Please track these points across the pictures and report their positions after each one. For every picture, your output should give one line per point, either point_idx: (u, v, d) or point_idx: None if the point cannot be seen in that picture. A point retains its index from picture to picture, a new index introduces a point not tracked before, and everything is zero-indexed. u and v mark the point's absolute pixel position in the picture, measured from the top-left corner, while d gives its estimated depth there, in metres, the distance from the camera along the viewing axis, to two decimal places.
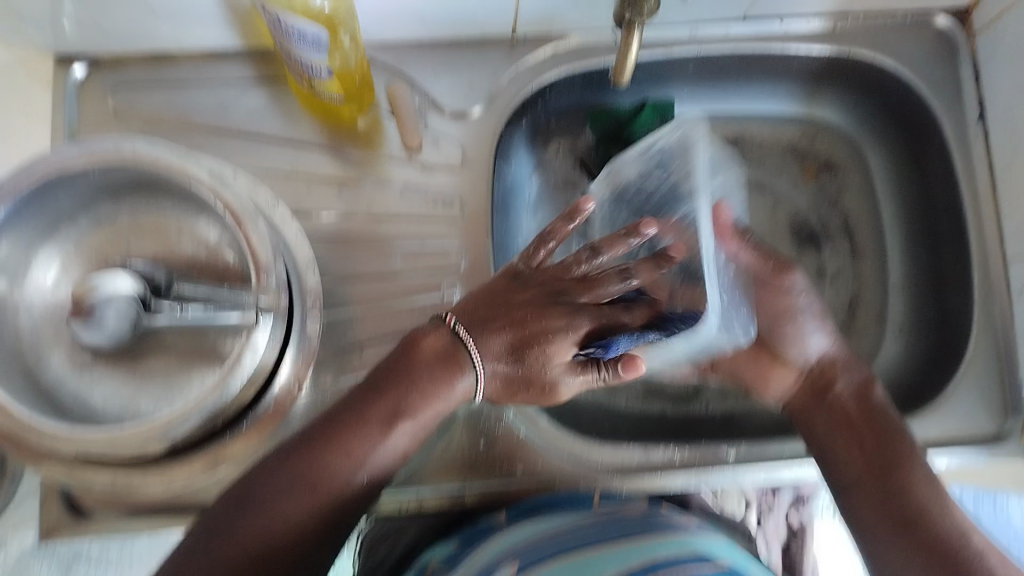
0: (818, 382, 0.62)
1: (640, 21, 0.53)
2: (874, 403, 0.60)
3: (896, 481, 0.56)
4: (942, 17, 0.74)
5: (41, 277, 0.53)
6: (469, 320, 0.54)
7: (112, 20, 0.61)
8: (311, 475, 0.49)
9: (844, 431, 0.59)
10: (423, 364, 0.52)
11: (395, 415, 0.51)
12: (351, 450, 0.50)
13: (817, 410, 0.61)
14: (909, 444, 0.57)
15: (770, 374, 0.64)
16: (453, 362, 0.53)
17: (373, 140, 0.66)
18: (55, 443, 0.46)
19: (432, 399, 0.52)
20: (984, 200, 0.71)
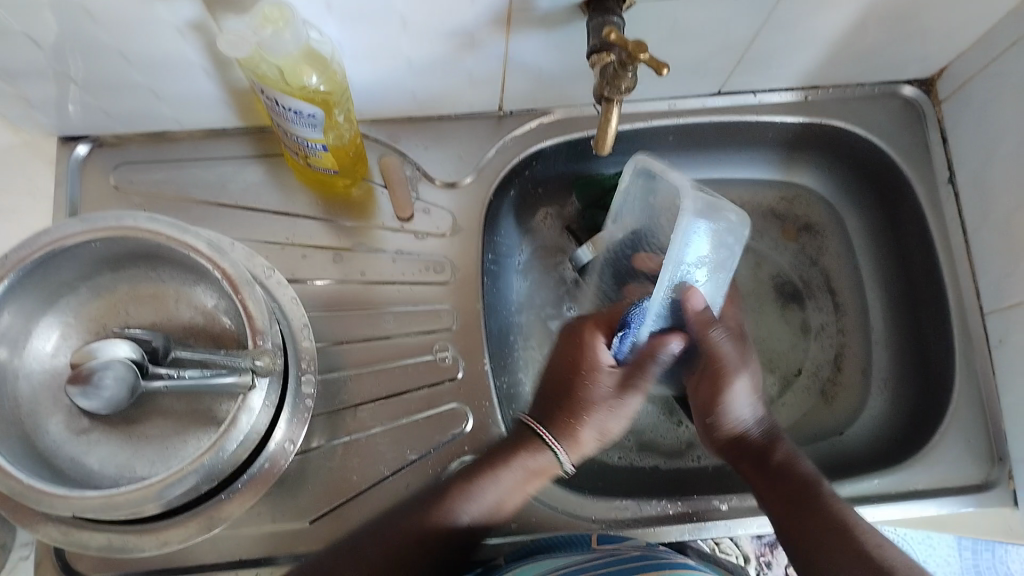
0: (733, 449, 0.64)
1: (619, 96, 0.55)
2: (776, 455, 0.62)
3: (819, 515, 0.57)
4: (908, 88, 0.78)
5: (40, 345, 0.54)
6: (540, 417, 0.61)
7: (115, 106, 0.64)
8: (455, 495, 0.56)
9: (769, 486, 0.60)
10: (514, 445, 0.60)
11: (488, 468, 0.58)
12: (470, 489, 0.57)
13: (748, 471, 0.62)
14: (814, 481, 0.59)
15: (702, 424, 0.66)
16: (533, 445, 0.59)
17: (366, 210, 0.69)
18: (54, 506, 0.46)
19: (518, 473, 0.58)
20: (959, 258, 0.73)
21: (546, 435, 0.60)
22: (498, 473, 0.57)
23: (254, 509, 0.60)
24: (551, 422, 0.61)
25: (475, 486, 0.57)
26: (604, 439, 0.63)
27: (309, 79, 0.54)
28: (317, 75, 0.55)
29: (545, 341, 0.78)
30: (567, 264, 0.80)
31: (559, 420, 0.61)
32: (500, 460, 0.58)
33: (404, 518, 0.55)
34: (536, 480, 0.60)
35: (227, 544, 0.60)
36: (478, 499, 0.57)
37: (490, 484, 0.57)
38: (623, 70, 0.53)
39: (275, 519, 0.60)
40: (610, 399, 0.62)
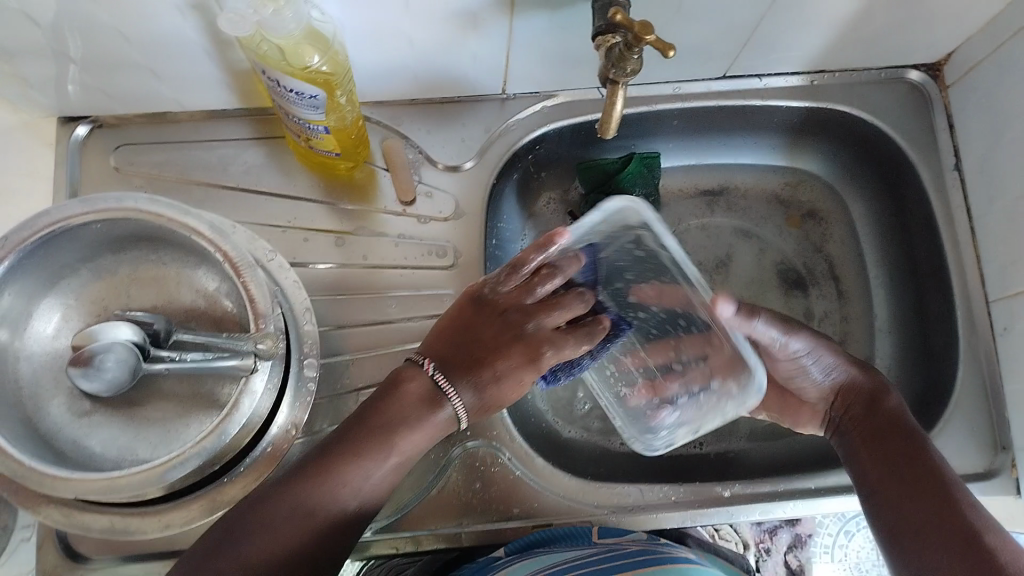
0: (836, 410, 0.62)
1: (626, 79, 0.54)
2: (888, 414, 0.59)
3: (916, 488, 0.54)
4: (915, 72, 0.77)
5: (41, 327, 0.54)
6: (436, 358, 0.55)
7: (114, 87, 0.63)
8: (328, 475, 0.49)
9: (864, 445, 0.58)
10: (400, 395, 0.53)
11: (383, 435, 0.51)
12: (353, 464, 0.50)
13: (857, 425, 0.60)
14: (929, 451, 0.55)
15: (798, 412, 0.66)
16: (432, 397, 0.54)
17: (368, 193, 0.68)
18: (55, 487, 0.47)
19: (415, 436, 0.53)
20: (965, 245, 0.73)
21: (444, 385, 0.54)
22: (390, 442, 0.51)
23: None
24: (450, 373, 0.54)
25: (363, 458, 0.50)
26: (489, 408, 0.56)
27: (311, 59, 0.54)
28: (319, 56, 0.54)
29: None
30: None
31: (460, 370, 0.54)
32: (388, 422, 0.52)
33: (279, 495, 0.48)
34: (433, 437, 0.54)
35: None
36: (361, 477, 0.50)
37: (380, 453, 0.51)
38: (629, 51, 0.52)
39: None
40: (518, 370, 0.55)
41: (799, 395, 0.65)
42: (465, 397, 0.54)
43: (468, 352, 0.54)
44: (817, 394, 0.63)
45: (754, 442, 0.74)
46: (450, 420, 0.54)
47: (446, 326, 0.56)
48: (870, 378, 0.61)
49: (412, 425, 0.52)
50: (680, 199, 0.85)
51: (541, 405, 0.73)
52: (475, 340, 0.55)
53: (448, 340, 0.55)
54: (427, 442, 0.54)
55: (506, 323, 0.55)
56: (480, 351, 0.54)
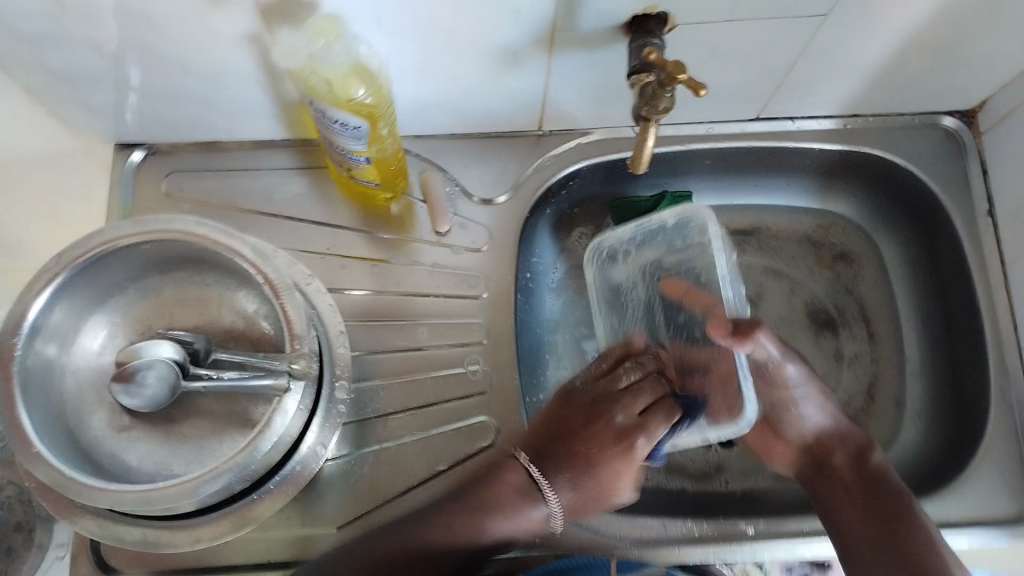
0: (815, 457, 0.67)
1: (657, 116, 0.55)
2: (870, 468, 0.64)
3: (896, 540, 0.59)
4: (949, 118, 0.78)
5: (89, 341, 0.56)
6: (534, 453, 0.61)
7: (170, 116, 0.66)
8: (428, 532, 0.57)
9: (848, 497, 0.63)
10: (496, 479, 0.60)
11: (480, 507, 0.58)
12: (451, 530, 0.58)
13: (818, 479, 0.66)
14: (908, 504, 0.61)
15: (772, 444, 0.70)
16: (527, 498, 0.60)
17: (406, 223, 0.70)
18: (93, 498, 0.48)
19: (506, 526, 0.59)
20: (998, 290, 0.73)
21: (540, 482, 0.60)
22: (482, 518, 0.58)
23: (283, 512, 0.61)
24: (546, 462, 0.61)
25: (471, 523, 0.58)
26: (600, 502, 0.62)
27: (356, 92, 0.55)
28: (363, 88, 0.55)
29: (577, 361, 0.78)
30: None
31: (558, 455, 0.61)
32: (486, 509, 0.58)
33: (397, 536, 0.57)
34: (516, 528, 0.60)
35: (257, 546, 0.61)
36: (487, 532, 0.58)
37: (476, 522, 0.58)
38: (662, 90, 0.53)
39: (304, 523, 0.61)
40: (619, 468, 0.61)
41: (777, 431, 0.70)
42: (563, 500, 0.61)
43: (565, 452, 0.61)
44: (799, 433, 0.68)
45: (780, 481, 0.73)
46: (544, 518, 0.61)
47: (548, 416, 0.64)
48: (859, 433, 0.67)
49: (525, 508, 0.60)
50: None
51: None
52: (565, 433, 0.62)
53: (546, 429, 0.63)
54: (521, 532, 0.61)
55: (595, 410, 0.63)
56: (580, 446, 0.62)
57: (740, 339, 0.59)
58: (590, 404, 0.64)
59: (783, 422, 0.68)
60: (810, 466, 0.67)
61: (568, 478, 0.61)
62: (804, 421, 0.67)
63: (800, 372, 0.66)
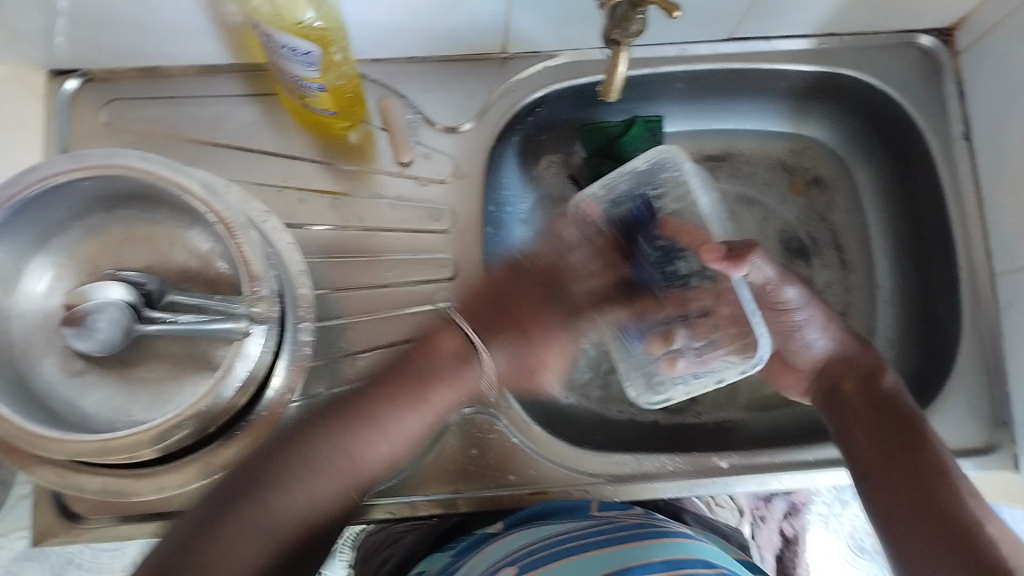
0: (828, 381, 0.65)
1: (627, 39, 0.53)
2: (884, 391, 0.62)
3: (913, 470, 0.57)
4: (927, 37, 0.75)
5: (33, 285, 0.53)
6: (476, 321, 0.60)
7: (105, 38, 0.62)
8: (283, 496, 0.52)
9: (862, 421, 0.61)
10: (429, 358, 0.58)
11: (387, 399, 0.56)
12: (364, 443, 0.54)
13: (832, 407, 0.63)
14: (925, 433, 0.59)
15: (784, 373, 0.68)
16: (463, 358, 0.59)
17: (366, 154, 0.67)
18: (49, 448, 0.46)
19: (443, 394, 0.58)
20: (971, 216, 0.72)
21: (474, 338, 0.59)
22: (393, 405, 0.56)
23: None
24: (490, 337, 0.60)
25: (372, 441, 0.54)
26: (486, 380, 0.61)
27: (305, 15, 0.52)
28: (312, 10, 0.52)
29: None
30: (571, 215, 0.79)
31: (491, 326, 0.59)
32: (398, 394, 0.56)
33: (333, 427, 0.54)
34: (459, 389, 0.59)
35: None
36: (376, 452, 0.55)
37: (393, 419, 0.56)
38: (632, 11, 0.51)
39: None
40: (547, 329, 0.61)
41: (789, 360, 0.67)
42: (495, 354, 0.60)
43: (499, 307, 0.60)
44: (810, 361, 0.66)
45: (753, 411, 0.74)
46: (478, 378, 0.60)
47: (487, 281, 0.61)
48: (871, 356, 0.64)
49: (455, 362, 0.59)
50: None
51: None
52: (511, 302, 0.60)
53: (481, 301, 0.60)
54: (458, 397, 0.59)
55: (521, 275, 0.61)
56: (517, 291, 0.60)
57: (736, 263, 0.60)
58: (515, 279, 0.61)
59: (791, 352, 0.67)
60: (819, 395, 0.65)
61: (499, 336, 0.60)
62: (812, 349, 0.66)
63: (798, 295, 0.65)
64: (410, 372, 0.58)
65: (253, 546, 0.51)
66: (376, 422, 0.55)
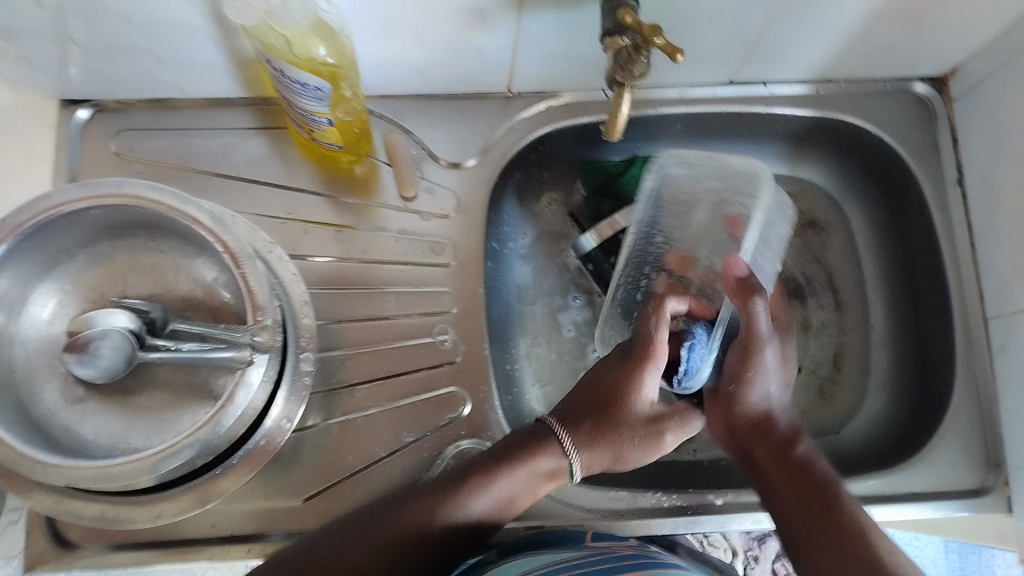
0: (745, 441, 0.63)
1: (631, 81, 0.54)
2: (797, 460, 0.60)
3: (831, 531, 0.54)
4: (921, 85, 0.77)
5: (37, 311, 0.53)
6: (567, 420, 0.57)
7: (119, 70, 0.63)
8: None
9: (780, 485, 0.59)
10: (526, 458, 0.55)
11: (457, 478, 0.54)
12: (440, 509, 0.53)
13: (756, 472, 0.61)
14: (839, 493, 0.57)
15: (710, 419, 0.65)
16: (548, 445, 0.56)
17: (369, 188, 0.68)
18: (46, 474, 0.46)
19: (520, 471, 0.55)
20: (965, 260, 0.73)
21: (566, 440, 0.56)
22: (487, 477, 0.54)
23: (246, 485, 0.60)
24: (577, 427, 0.57)
25: (444, 509, 0.53)
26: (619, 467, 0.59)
27: (317, 51, 0.54)
28: (324, 47, 0.54)
29: (552, 333, 0.77)
30: (571, 251, 0.79)
31: (585, 429, 0.57)
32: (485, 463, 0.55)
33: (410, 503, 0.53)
34: (545, 481, 0.57)
35: (220, 517, 0.59)
36: (468, 511, 0.54)
37: (480, 490, 0.54)
38: (637, 53, 0.52)
39: (267, 496, 0.60)
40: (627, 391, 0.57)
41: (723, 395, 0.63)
42: (589, 453, 0.57)
43: (593, 414, 0.57)
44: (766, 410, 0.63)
45: None
46: (555, 469, 0.56)
47: (576, 390, 0.59)
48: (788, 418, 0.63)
49: (545, 455, 0.56)
50: None
51: (535, 404, 0.73)
52: (603, 399, 0.57)
53: (582, 399, 0.58)
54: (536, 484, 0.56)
55: (617, 380, 0.57)
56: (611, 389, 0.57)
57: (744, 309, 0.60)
58: (598, 388, 0.58)
59: (727, 398, 0.63)
60: (738, 451, 0.63)
61: (595, 435, 0.57)
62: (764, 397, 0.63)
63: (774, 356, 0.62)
64: (506, 450, 0.56)
65: None
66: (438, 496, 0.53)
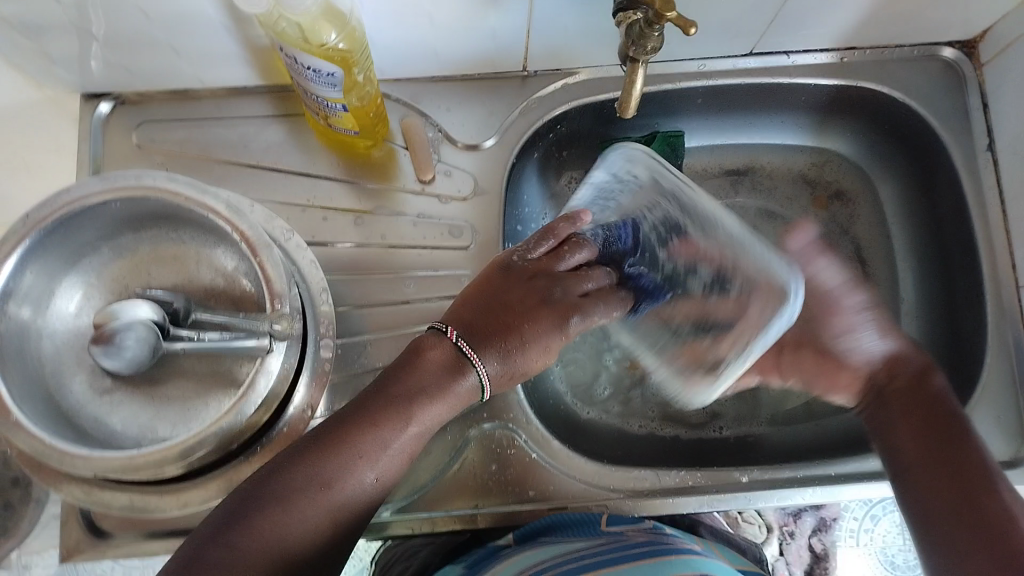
0: (879, 377, 0.62)
1: (645, 56, 0.54)
2: (934, 392, 0.60)
3: (943, 449, 0.55)
4: (949, 49, 0.75)
5: (64, 304, 0.54)
6: (466, 329, 0.52)
7: (136, 63, 0.63)
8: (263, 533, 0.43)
9: (906, 419, 0.59)
10: (432, 381, 0.50)
11: (383, 411, 0.48)
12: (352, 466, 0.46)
13: (885, 403, 0.61)
14: (965, 422, 0.57)
15: (836, 374, 0.64)
16: (456, 368, 0.51)
17: (387, 172, 0.68)
18: (75, 465, 0.47)
19: (435, 401, 0.50)
20: (996, 228, 0.71)
21: (468, 352, 0.51)
22: (399, 415, 0.49)
23: None
24: (484, 343, 0.51)
25: (359, 462, 0.47)
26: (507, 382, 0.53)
27: (328, 37, 0.53)
28: (335, 32, 0.54)
29: None
30: None
31: (491, 342, 0.51)
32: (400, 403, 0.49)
33: (297, 470, 0.45)
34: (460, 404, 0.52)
35: None
36: (367, 475, 0.47)
37: (389, 429, 0.48)
38: (650, 29, 0.51)
39: None
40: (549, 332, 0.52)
41: (838, 360, 0.63)
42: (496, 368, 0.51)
43: (495, 317, 0.52)
44: (862, 361, 0.63)
45: (775, 426, 0.74)
46: (470, 390, 0.51)
47: (477, 288, 0.53)
48: (919, 355, 0.62)
49: (451, 379, 0.50)
50: (704, 177, 0.83)
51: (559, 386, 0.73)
52: (511, 306, 0.52)
53: (474, 306, 0.52)
54: (450, 411, 0.52)
55: (529, 287, 0.53)
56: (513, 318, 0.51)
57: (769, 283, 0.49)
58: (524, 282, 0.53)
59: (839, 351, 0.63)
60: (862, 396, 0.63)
61: (502, 354, 0.51)
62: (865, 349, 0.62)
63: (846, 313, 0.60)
64: (394, 386, 0.50)
65: (270, 554, 0.43)
66: (340, 468, 0.46)
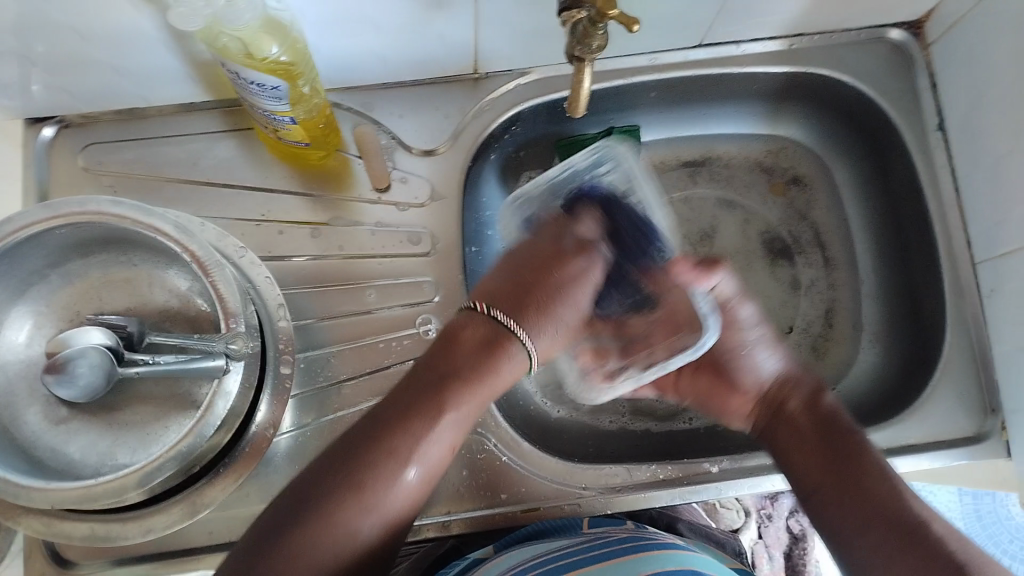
0: (771, 401, 0.62)
1: (592, 55, 0.53)
2: (825, 412, 0.59)
3: (846, 475, 0.55)
4: (896, 31, 0.75)
5: (14, 335, 0.53)
6: (497, 299, 0.57)
7: (77, 84, 0.62)
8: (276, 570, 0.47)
9: (800, 445, 0.58)
10: (479, 355, 0.55)
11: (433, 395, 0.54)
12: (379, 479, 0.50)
13: (776, 426, 0.60)
14: (862, 442, 0.57)
15: (726, 397, 0.63)
16: (502, 346, 0.55)
17: (343, 181, 0.67)
18: (33, 498, 0.46)
19: (494, 364, 0.55)
20: (951, 206, 0.72)
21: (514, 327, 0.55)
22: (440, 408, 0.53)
23: (241, 491, 0.60)
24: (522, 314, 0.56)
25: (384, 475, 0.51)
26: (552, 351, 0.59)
27: (270, 50, 0.53)
28: (277, 46, 0.53)
29: None
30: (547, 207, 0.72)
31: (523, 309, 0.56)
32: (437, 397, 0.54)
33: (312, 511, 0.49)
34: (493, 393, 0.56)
35: (217, 525, 0.59)
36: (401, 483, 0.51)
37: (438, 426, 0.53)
38: (594, 27, 0.51)
39: (262, 500, 0.60)
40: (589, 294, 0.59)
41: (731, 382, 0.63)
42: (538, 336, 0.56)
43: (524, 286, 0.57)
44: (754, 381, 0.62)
45: None
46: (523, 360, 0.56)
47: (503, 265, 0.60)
48: (810, 375, 0.62)
49: (501, 356, 0.55)
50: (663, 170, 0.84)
51: (528, 386, 0.73)
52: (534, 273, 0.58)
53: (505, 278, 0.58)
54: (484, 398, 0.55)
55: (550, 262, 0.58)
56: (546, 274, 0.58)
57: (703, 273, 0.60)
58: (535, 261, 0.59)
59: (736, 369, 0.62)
60: (762, 423, 0.62)
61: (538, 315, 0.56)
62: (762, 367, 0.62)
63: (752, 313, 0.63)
64: (441, 364, 0.55)
65: None
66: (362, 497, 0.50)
